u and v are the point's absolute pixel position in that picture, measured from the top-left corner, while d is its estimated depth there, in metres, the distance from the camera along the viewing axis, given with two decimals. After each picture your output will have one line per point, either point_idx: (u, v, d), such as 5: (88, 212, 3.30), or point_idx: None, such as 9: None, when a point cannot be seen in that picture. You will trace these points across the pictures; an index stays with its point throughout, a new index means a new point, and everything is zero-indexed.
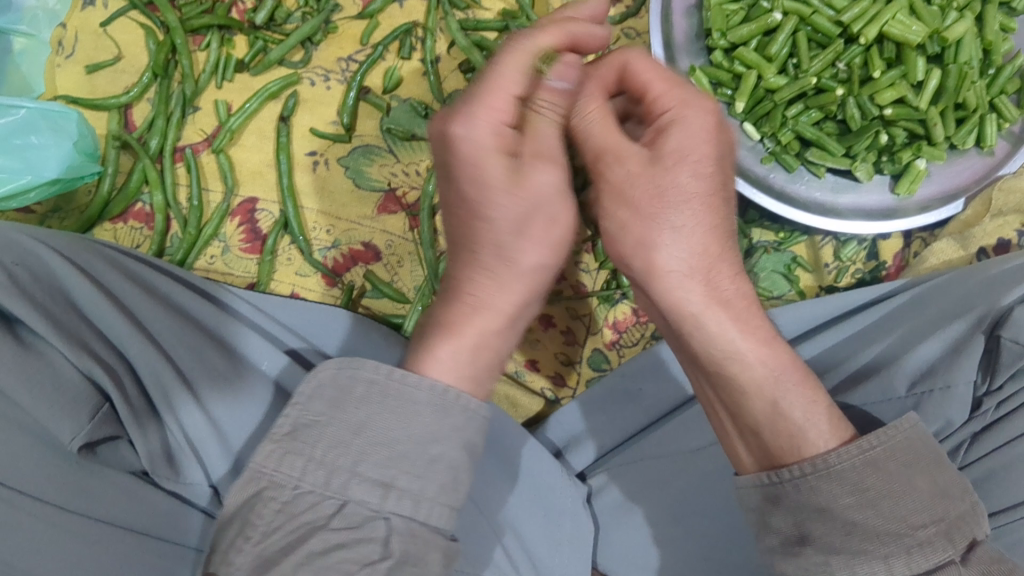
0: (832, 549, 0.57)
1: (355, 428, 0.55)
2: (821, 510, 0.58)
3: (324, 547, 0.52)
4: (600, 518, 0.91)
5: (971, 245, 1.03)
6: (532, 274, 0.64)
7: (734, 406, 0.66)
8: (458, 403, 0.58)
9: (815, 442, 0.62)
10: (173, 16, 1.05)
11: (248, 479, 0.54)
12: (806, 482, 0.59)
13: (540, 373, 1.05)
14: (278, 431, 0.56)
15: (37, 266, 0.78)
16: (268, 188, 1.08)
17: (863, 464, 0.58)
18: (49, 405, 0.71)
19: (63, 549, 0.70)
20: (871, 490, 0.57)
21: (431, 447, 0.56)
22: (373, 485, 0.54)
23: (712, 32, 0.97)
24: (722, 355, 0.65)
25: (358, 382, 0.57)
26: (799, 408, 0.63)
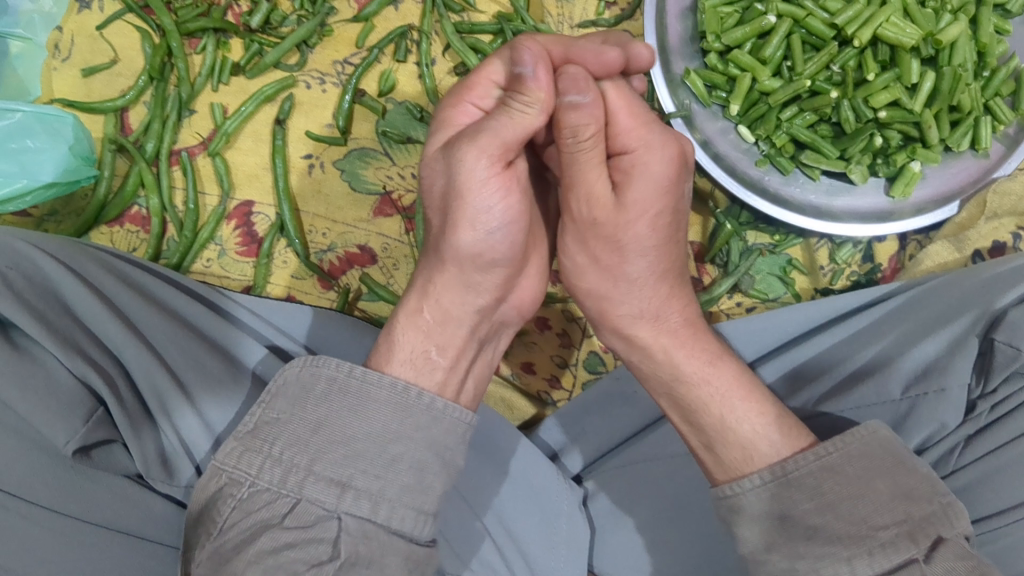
0: (797, 555, 0.61)
1: (313, 427, 0.57)
2: (784, 518, 0.63)
3: (274, 546, 0.54)
4: (597, 522, 0.90)
5: (965, 248, 1.03)
6: (475, 258, 0.69)
7: (689, 423, 0.75)
8: (419, 402, 0.60)
9: (761, 453, 0.69)
10: (168, 18, 1.05)
11: (212, 474, 0.57)
12: (768, 489, 0.65)
13: (536, 376, 1.06)
14: (241, 429, 0.58)
15: (31, 270, 0.78)
16: (264, 192, 1.08)
17: (820, 472, 0.63)
18: (40, 409, 0.71)
19: (54, 552, 0.71)
20: (828, 497, 0.62)
21: (390, 447, 0.58)
22: (328, 485, 0.56)
23: (706, 35, 0.98)
24: (672, 367, 0.76)
25: (319, 380, 0.59)
26: (746, 423, 0.71)
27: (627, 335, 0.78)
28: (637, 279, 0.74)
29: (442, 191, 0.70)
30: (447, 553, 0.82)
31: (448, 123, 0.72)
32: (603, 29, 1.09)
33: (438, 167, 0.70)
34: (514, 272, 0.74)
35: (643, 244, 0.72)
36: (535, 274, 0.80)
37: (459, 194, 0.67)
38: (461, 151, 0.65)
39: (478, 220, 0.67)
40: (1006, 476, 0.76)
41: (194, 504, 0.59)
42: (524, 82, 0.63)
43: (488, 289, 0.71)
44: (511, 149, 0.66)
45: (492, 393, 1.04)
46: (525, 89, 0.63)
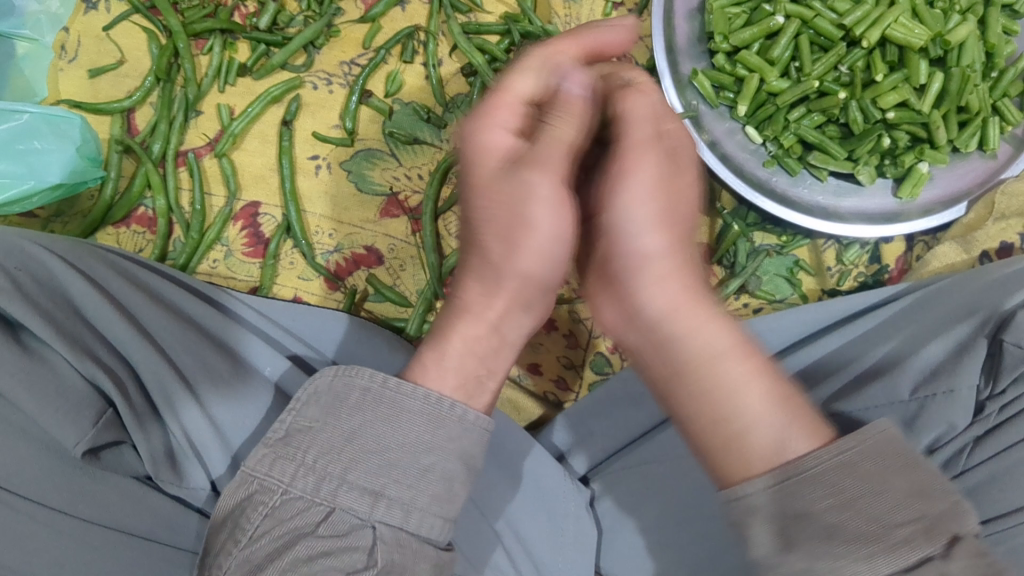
0: (818, 557, 0.48)
1: (346, 436, 0.56)
2: (799, 516, 0.49)
3: (310, 554, 0.52)
4: (604, 523, 0.90)
5: (973, 249, 1.02)
6: (537, 284, 0.62)
7: (711, 424, 0.57)
8: (452, 413, 0.59)
9: (794, 445, 0.53)
10: (175, 19, 1.05)
11: (240, 482, 0.55)
12: (783, 489, 0.51)
13: (543, 378, 1.05)
14: (271, 436, 0.57)
15: (39, 270, 0.78)
16: (271, 193, 1.08)
17: (836, 470, 0.50)
18: (50, 410, 0.71)
19: (63, 555, 0.70)
20: (854, 499, 0.49)
21: (423, 457, 0.57)
22: (361, 494, 0.55)
23: (714, 35, 0.97)
24: (698, 365, 0.57)
25: (352, 390, 0.58)
26: (772, 429, 0.54)
27: (642, 334, 0.61)
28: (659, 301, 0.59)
29: (506, 219, 0.59)
30: (461, 559, 0.81)
31: (483, 150, 0.60)
32: None
33: (503, 194, 0.59)
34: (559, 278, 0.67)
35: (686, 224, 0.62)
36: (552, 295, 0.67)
37: (534, 215, 0.58)
38: (529, 175, 0.57)
39: (547, 242, 0.60)
40: (1016, 477, 0.75)
41: (219, 509, 0.56)
42: (566, 92, 0.60)
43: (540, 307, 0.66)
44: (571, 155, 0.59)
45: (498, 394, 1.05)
46: (568, 102, 0.59)
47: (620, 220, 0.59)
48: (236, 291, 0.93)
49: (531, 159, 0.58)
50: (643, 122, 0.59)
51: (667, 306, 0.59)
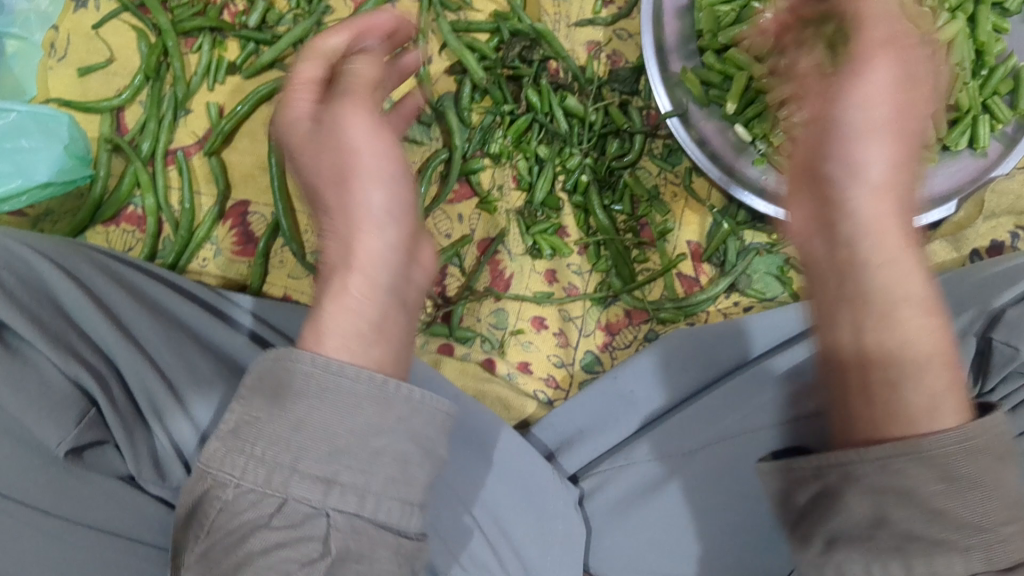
0: (910, 536, 0.54)
1: (293, 425, 0.53)
2: (904, 493, 0.53)
3: (264, 547, 0.52)
4: (593, 522, 0.90)
5: (963, 247, 1.03)
6: (385, 211, 0.60)
7: (887, 398, 0.55)
8: (397, 394, 0.55)
9: (943, 413, 0.54)
10: (164, 18, 1.05)
11: (198, 475, 0.55)
12: (892, 463, 0.53)
13: (533, 376, 1.05)
14: (223, 427, 0.55)
15: (24, 269, 0.78)
16: (259, 192, 1.08)
17: (961, 452, 0.53)
18: (34, 410, 0.71)
19: (47, 553, 0.71)
20: (963, 479, 0.53)
21: (374, 441, 0.54)
22: (313, 482, 0.52)
23: (703, 34, 0.98)
24: (873, 296, 0.56)
25: (295, 376, 0.54)
26: (937, 385, 0.54)
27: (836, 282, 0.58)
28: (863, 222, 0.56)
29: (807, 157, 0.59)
30: (438, 547, 0.82)
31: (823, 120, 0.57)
32: (600, 27, 1.09)
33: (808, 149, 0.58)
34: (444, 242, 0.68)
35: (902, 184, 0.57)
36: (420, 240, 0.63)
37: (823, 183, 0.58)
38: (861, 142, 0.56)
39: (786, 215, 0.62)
40: None
41: (184, 495, 0.57)
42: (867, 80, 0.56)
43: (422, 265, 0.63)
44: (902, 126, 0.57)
45: (489, 393, 1.02)
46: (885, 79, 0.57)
47: (867, 155, 0.56)
48: (231, 292, 0.92)
49: (351, 102, 0.61)
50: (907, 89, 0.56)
51: (869, 223, 0.56)
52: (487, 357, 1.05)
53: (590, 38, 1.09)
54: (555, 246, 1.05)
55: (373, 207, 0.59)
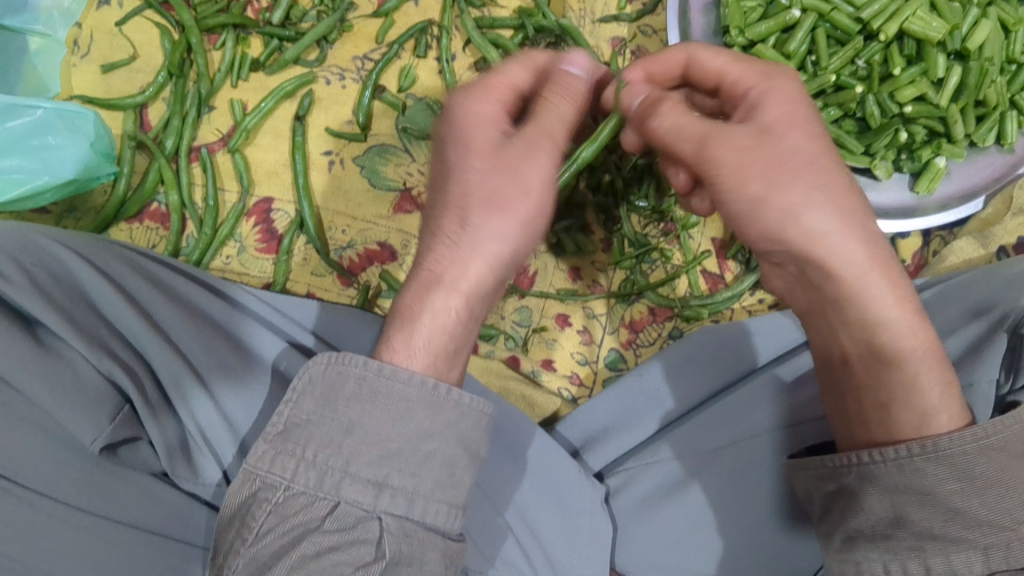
0: (930, 535, 0.58)
1: (345, 428, 0.56)
2: (924, 495, 0.59)
3: (317, 550, 0.52)
4: (620, 520, 0.89)
5: (991, 244, 1.02)
6: (511, 250, 0.64)
7: (871, 381, 0.67)
8: (448, 399, 0.58)
9: (939, 422, 0.64)
10: (188, 15, 1.05)
11: (243, 479, 0.55)
12: (912, 463, 0.59)
13: (557, 374, 1.05)
14: (270, 431, 0.56)
15: (55, 267, 0.78)
16: (283, 188, 1.07)
17: (978, 452, 0.57)
18: (67, 405, 0.71)
19: (79, 550, 0.70)
20: (981, 478, 0.57)
21: (424, 444, 0.57)
22: (365, 485, 0.55)
23: (729, 29, 0.95)
24: (868, 319, 0.64)
25: (347, 380, 0.57)
26: (932, 383, 0.65)
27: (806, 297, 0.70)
28: (851, 265, 0.62)
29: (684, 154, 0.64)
30: (472, 551, 0.81)
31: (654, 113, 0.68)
32: (624, 24, 1.09)
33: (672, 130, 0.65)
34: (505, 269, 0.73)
35: (805, 158, 0.61)
36: (497, 285, 0.67)
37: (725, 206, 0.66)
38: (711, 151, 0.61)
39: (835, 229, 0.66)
40: None
41: (224, 507, 0.56)
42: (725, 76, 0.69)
43: (492, 297, 0.68)
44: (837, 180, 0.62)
45: (513, 390, 1.03)
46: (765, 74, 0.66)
47: (800, 210, 0.61)
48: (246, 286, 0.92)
49: (529, 149, 0.64)
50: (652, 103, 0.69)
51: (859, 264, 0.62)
52: (511, 355, 1.05)
53: (614, 35, 1.09)
54: (579, 244, 1.05)
55: (493, 246, 0.63)
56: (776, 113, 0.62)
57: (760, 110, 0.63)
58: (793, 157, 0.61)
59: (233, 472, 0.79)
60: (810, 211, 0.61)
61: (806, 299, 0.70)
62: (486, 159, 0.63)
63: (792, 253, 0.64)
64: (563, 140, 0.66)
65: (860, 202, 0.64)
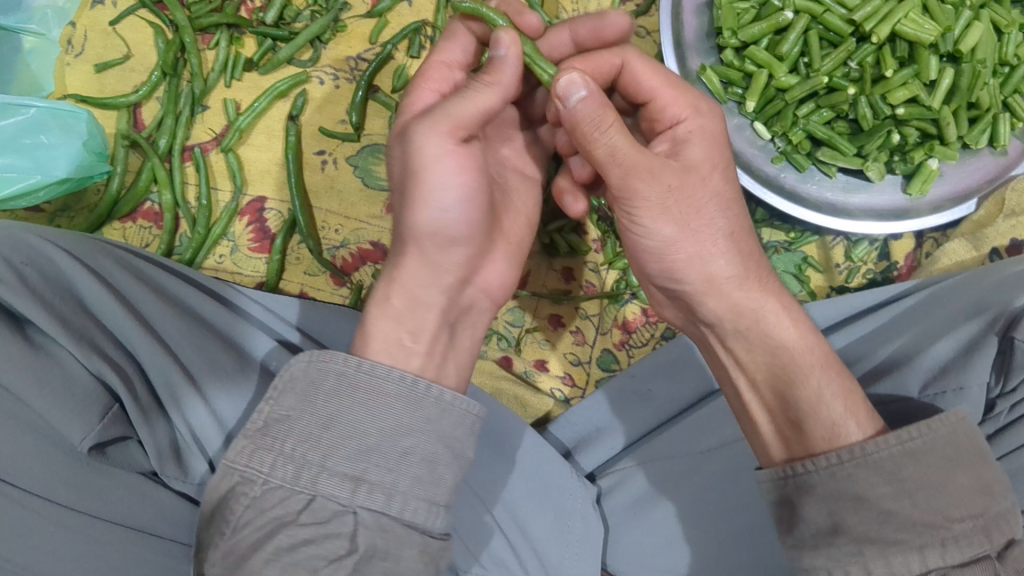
0: (867, 540, 0.56)
1: (324, 423, 0.55)
2: (857, 500, 0.57)
3: (292, 543, 0.53)
4: (610, 520, 0.90)
5: (983, 246, 1.02)
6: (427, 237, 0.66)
7: (781, 405, 0.68)
8: (429, 395, 0.58)
9: (849, 434, 0.61)
10: (181, 14, 1.05)
11: (223, 474, 0.55)
12: (842, 469, 0.59)
13: (549, 374, 1.05)
14: (250, 427, 0.56)
15: (45, 264, 0.78)
16: (277, 187, 1.07)
17: (903, 455, 0.57)
18: (57, 407, 0.71)
19: (70, 550, 0.70)
20: (909, 480, 0.56)
21: (403, 440, 0.56)
22: (341, 479, 0.54)
23: (723, 31, 0.96)
24: (767, 349, 0.69)
25: (327, 376, 0.57)
26: (836, 398, 0.64)
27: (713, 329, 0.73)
28: (743, 300, 0.70)
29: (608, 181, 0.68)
30: (460, 549, 0.81)
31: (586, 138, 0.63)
32: None
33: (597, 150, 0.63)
34: (483, 254, 0.71)
35: (721, 203, 0.69)
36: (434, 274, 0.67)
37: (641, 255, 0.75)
38: (632, 186, 0.65)
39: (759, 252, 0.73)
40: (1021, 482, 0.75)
41: (206, 501, 0.57)
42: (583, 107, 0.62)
43: (454, 269, 0.68)
44: (729, 218, 0.70)
45: (506, 390, 1.03)
46: (700, 105, 0.69)
47: (701, 256, 0.70)
48: (237, 285, 0.92)
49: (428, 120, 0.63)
50: (596, 115, 0.62)
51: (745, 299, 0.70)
52: (504, 355, 1.05)
53: None
54: (572, 245, 1.05)
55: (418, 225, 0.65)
56: (706, 157, 0.68)
57: (685, 149, 0.68)
58: (710, 204, 0.68)
59: (218, 460, 0.79)
60: (714, 257, 0.70)
61: (715, 336, 0.74)
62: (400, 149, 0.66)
63: (687, 293, 0.73)
64: (457, 114, 0.63)
65: (756, 252, 0.72)
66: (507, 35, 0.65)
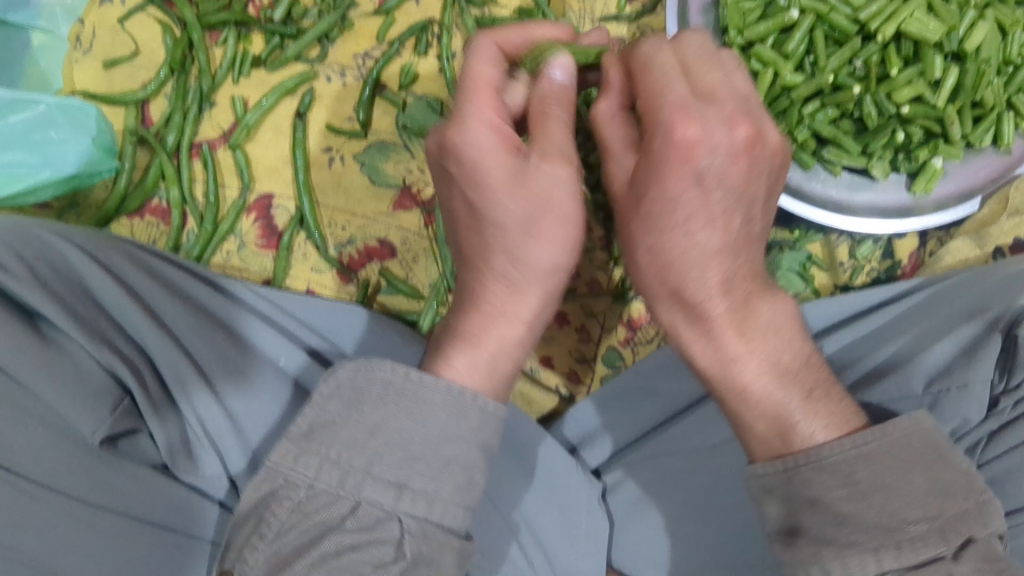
0: (825, 541, 0.55)
1: (370, 430, 0.56)
2: (811, 501, 0.56)
3: (338, 548, 0.52)
4: (615, 516, 0.91)
5: (987, 244, 1.04)
6: (560, 275, 0.66)
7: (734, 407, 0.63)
8: (474, 405, 0.58)
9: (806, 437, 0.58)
10: (190, 12, 1.06)
11: (265, 477, 0.56)
12: (798, 473, 0.57)
13: (555, 371, 1.06)
14: (294, 431, 0.57)
15: (57, 260, 0.78)
16: (284, 184, 1.08)
17: (858, 459, 0.56)
18: (69, 398, 0.72)
19: (83, 542, 0.71)
20: (862, 484, 0.55)
21: (446, 449, 0.56)
22: (387, 486, 0.54)
23: (728, 29, 0.97)
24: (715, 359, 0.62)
25: (374, 383, 0.57)
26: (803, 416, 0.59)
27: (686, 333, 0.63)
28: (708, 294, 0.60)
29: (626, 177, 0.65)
30: (479, 557, 0.81)
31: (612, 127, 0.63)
32: (624, 24, 1.10)
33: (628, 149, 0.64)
34: None
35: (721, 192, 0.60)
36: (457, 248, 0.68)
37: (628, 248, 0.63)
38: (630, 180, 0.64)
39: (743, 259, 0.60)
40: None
41: (240, 506, 0.57)
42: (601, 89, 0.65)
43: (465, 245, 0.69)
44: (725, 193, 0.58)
45: (510, 388, 1.06)
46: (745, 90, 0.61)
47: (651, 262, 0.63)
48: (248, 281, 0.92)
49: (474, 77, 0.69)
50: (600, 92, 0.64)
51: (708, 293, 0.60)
52: None
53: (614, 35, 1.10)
54: None
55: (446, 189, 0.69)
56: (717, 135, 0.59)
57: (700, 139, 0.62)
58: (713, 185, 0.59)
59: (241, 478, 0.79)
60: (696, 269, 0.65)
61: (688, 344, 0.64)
62: (526, 188, 0.63)
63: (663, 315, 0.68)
64: (571, 150, 0.65)
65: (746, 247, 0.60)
66: (566, 61, 0.68)
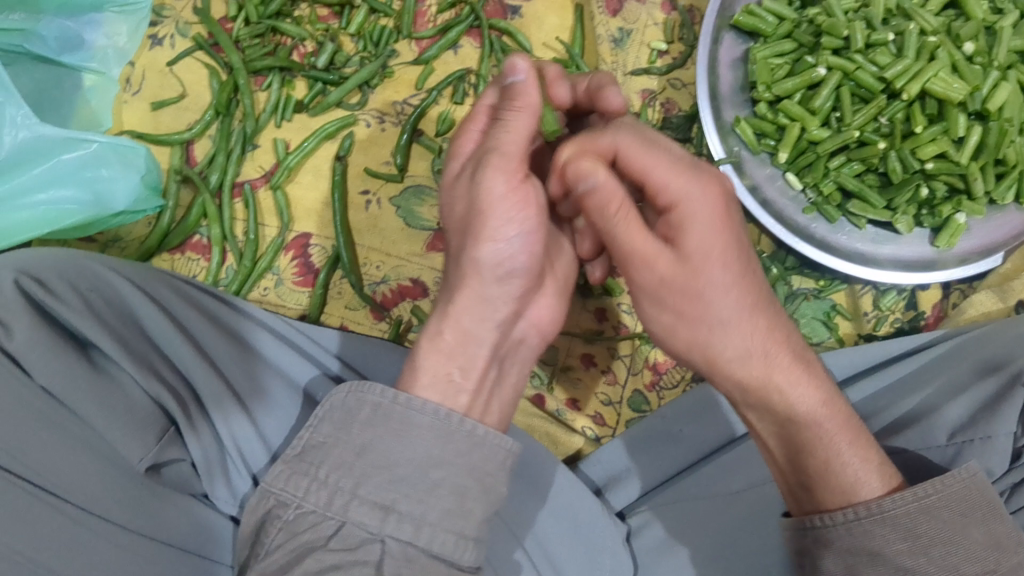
0: None
1: (358, 451, 0.58)
2: (872, 554, 0.62)
3: (320, 567, 0.55)
4: (639, 560, 0.90)
5: (1009, 298, 1.05)
6: (511, 276, 0.70)
7: (796, 459, 0.71)
8: (462, 428, 0.60)
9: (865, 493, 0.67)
10: (236, 57, 1.10)
11: (261, 495, 0.59)
12: (860, 525, 0.63)
13: (581, 412, 1.07)
14: (289, 453, 0.60)
15: (107, 291, 0.81)
16: (322, 225, 1.11)
17: (919, 511, 0.61)
18: (118, 426, 0.74)
19: (124, 567, 0.72)
20: (924, 537, 0.61)
21: (433, 473, 0.58)
22: (372, 508, 0.57)
23: (757, 85, 1.02)
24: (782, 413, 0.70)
25: (363, 406, 0.60)
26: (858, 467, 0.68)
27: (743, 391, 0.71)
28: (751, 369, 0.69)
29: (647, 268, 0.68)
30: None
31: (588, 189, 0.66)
32: (655, 76, 1.13)
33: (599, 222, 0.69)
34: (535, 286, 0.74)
35: (723, 290, 0.67)
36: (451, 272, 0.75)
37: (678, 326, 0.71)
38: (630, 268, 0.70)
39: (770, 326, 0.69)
40: None
41: (249, 525, 0.61)
42: (516, 89, 0.68)
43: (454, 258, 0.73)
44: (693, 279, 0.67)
45: (537, 427, 1.04)
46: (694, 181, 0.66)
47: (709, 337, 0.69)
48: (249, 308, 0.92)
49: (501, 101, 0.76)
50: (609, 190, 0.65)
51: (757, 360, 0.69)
52: (537, 393, 1.07)
53: (644, 87, 1.14)
54: (607, 286, 1.08)
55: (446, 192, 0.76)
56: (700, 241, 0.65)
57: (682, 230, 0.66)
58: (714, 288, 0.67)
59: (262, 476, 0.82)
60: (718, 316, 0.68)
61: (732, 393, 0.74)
62: (464, 190, 0.72)
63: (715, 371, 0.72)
64: (519, 154, 0.68)
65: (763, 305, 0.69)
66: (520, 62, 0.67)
